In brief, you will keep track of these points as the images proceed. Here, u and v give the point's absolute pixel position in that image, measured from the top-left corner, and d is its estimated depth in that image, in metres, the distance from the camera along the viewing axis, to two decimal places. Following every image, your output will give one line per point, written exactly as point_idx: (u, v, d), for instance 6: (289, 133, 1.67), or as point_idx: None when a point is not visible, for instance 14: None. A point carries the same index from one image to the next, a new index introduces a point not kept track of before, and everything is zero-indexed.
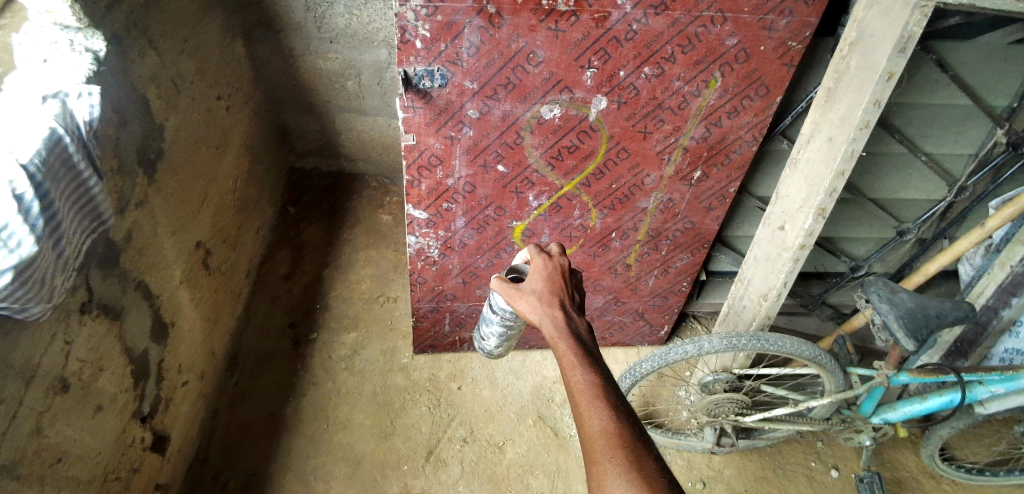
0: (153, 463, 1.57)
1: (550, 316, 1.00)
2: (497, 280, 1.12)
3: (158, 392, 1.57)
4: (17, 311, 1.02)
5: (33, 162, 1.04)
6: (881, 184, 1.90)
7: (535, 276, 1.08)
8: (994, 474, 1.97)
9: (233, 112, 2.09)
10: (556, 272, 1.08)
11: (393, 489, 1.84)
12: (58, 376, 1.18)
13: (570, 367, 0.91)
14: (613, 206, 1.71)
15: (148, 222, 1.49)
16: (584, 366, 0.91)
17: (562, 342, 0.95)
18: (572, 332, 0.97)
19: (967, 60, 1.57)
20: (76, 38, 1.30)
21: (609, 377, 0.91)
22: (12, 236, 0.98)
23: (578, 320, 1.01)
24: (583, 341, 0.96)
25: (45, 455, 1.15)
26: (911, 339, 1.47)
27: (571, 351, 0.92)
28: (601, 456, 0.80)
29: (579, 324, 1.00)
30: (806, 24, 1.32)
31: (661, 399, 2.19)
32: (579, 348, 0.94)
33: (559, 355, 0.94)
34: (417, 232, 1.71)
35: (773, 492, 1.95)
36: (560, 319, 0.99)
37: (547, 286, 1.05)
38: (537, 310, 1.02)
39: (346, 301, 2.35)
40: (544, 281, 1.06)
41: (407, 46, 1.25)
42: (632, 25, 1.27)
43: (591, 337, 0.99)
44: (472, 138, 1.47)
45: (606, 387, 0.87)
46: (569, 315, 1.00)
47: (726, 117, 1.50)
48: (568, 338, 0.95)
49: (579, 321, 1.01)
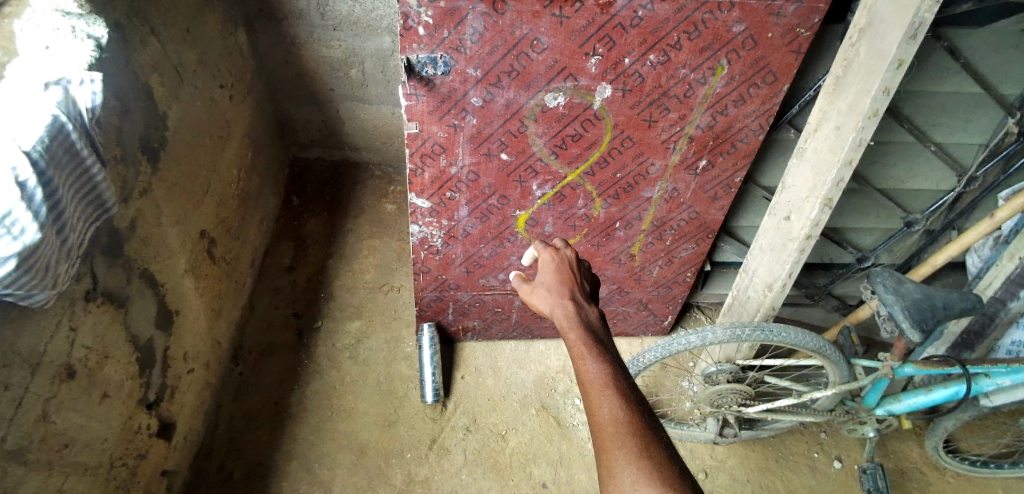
0: (160, 450, 1.58)
1: (560, 305, 1.01)
2: (514, 278, 1.14)
3: (164, 380, 1.58)
4: (21, 297, 1.03)
5: (36, 149, 1.05)
6: (890, 174, 1.87)
7: (544, 270, 1.09)
8: (998, 466, 1.95)
9: (235, 101, 2.08)
10: (563, 263, 1.10)
11: (397, 477, 1.86)
12: (65, 363, 1.20)
13: (579, 357, 0.92)
14: (617, 195, 1.69)
15: (152, 211, 1.50)
16: (593, 355, 0.91)
17: (572, 332, 0.96)
18: (582, 321, 0.98)
19: (980, 47, 1.53)
20: (77, 25, 1.30)
21: (619, 363, 0.91)
22: (15, 223, 0.99)
23: (588, 308, 1.02)
24: (593, 330, 0.97)
25: (52, 441, 1.17)
26: (917, 330, 1.46)
27: (580, 341, 0.93)
28: (612, 444, 0.80)
29: (589, 313, 1.01)
30: (814, 10, 1.29)
31: (664, 389, 2.18)
32: (588, 338, 0.94)
33: (569, 345, 0.95)
34: (420, 221, 1.71)
35: (776, 483, 1.95)
36: (570, 309, 1.00)
37: (557, 278, 1.07)
38: (547, 301, 1.02)
39: (349, 290, 2.36)
40: (553, 274, 1.07)
41: (410, 32, 1.24)
42: (637, 11, 1.26)
43: (601, 325, 1.01)
44: (475, 127, 1.45)
45: (615, 377, 0.87)
46: (580, 305, 1.02)
47: (733, 105, 1.48)
48: (577, 328, 0.96)
49: (589, 310, 1.02)
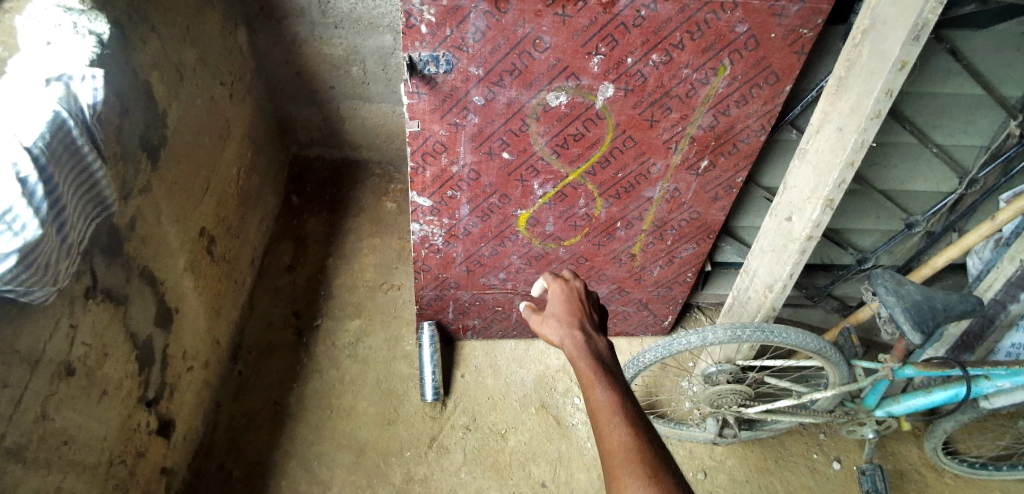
0: (159, 447, 1.58)
1: (570, 335, 1.04)
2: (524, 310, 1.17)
3: (163, 377, 1.58)
4: (21, 294, 1.03)
5: (37, 145, 1.05)
6: (891, 175, 1.87)
7: (554, 301, 1.13)
8: (996, 468, 1.96)
9: (236, 98, 2.07)
10: (573, 294, 1.14)
11: (396, 476, 1.86)
12: (63, 361, 1.20)
13: (590, 384, 0.94)
14: (617, 195, 1.69)
15: (152, 208, 1.49)
16: (603, 383, 0.93)
17: (582, 360, 0.98)
18: (591, 351, 1.01)
19: (982, 49, 1.53)
20: (79, 21, 1.30)
21: (628, 392, 0.93)
22: (16, 220, 0.99)
23: (597, 338, 1.05)
24: (603, 358, 1.00)
25: (51, 440, 1.17)
26: (918, 332, 1.46)
27: (590, 370, 0.96)
28: (621, 469, 0.81)
29: (598, 342, 1.04)
30: (817, 11, 1.29)
31: (664, 389, 2.18)
32: (598, 368, 0.97)
33: (579, 373, 0.97)
34: (421, 220, 1.71)
35: (775, 483, 1.96)
36: (580, 339, 1.03)
37: (567, 309, 1.10)
38: (558, 331, 1.06)
39: (349, 289, 2.36)
40: (563, 304, 1.11)
41: (412, 31, 1.24)
42: (640, 11, 1.25)
43: (610, 355, 1.04)
44: (476, 125, 1.45)
45: (624, 403, 0.89)
46: (589, 335, 1.05)
47: (735, 106, 1.48)
48: (587, 357, 0.99)
49: (598, 340, 1.05)
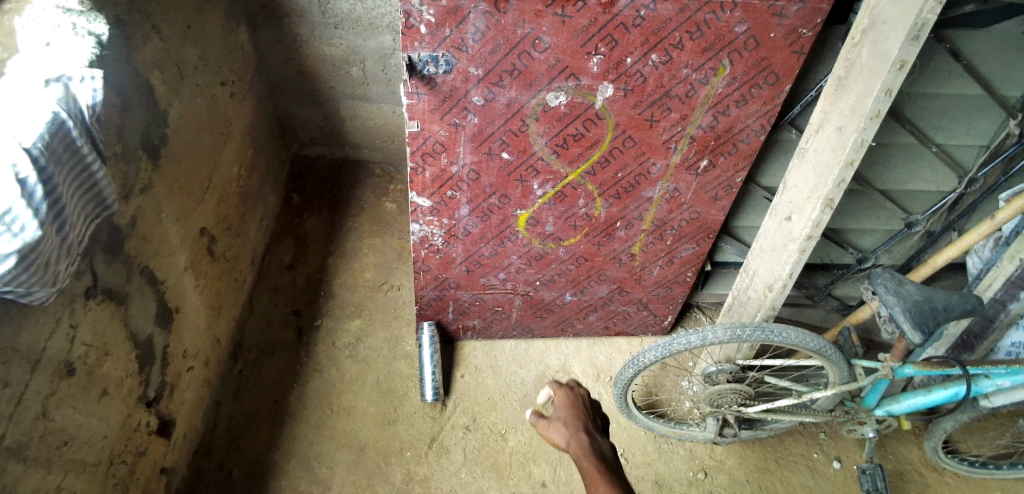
0: (159, 447, 1.58)
1: (575, 437, 1.09)
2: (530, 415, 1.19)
3: (163, 378, 1.58)
4: (20, 295, 1.03)
5: (36, 146, 1.05)
6: (891, 175, 1.87)
7: (560, 407, 1.18)
8: (996, 467, 1.95)
9: (236, 99, 2.07)
10: (578, 400, 1.19)
11: (397, 476, 1.86)
12: (63, 360, 1.20)
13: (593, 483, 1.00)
14: (617, 195, 1.69)
15: (153, 209, 1.50)
16: (606, 479, 1.00)
17: (586, 460, 1.04)
18: (595, 451, 1.06)
19: (982, 48, 1.53)
20: (78, 22, 1.30)
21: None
22: (15, 220, 0.99)
23: (600, 440, 1.11)
24: (606, 457, 1.06)
25: (51, 438, 1.18)
26: (918, 332, 1.45)
27: (595, 469, 1.02)
28: None
29: (601, 443, 1.10)
30: (817, 10, 1.29)
31: (664, 389, 2.19)
32: (602, 467, 1.02)
33: (584, 472, 1.03)
34: (421, 220, 1.71)
35: (775, 483, 1.96)
36: (585, 441, 1.08)
37: (572, 414, 1.15)
38: (563, 435, 1.10)
39: (349, 289, 2.36)
40: (568, 409, 1.16)
41: (412, 31, 1.24)
42: (640, 11, 1.25)
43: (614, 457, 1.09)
44: (476, 126, 1.45)
45: None
46: (593, 436, 1.11)
47: (734, 106, 1.48)
48: (591, 457, 1.04)
49: (602, 442, 1.11)
